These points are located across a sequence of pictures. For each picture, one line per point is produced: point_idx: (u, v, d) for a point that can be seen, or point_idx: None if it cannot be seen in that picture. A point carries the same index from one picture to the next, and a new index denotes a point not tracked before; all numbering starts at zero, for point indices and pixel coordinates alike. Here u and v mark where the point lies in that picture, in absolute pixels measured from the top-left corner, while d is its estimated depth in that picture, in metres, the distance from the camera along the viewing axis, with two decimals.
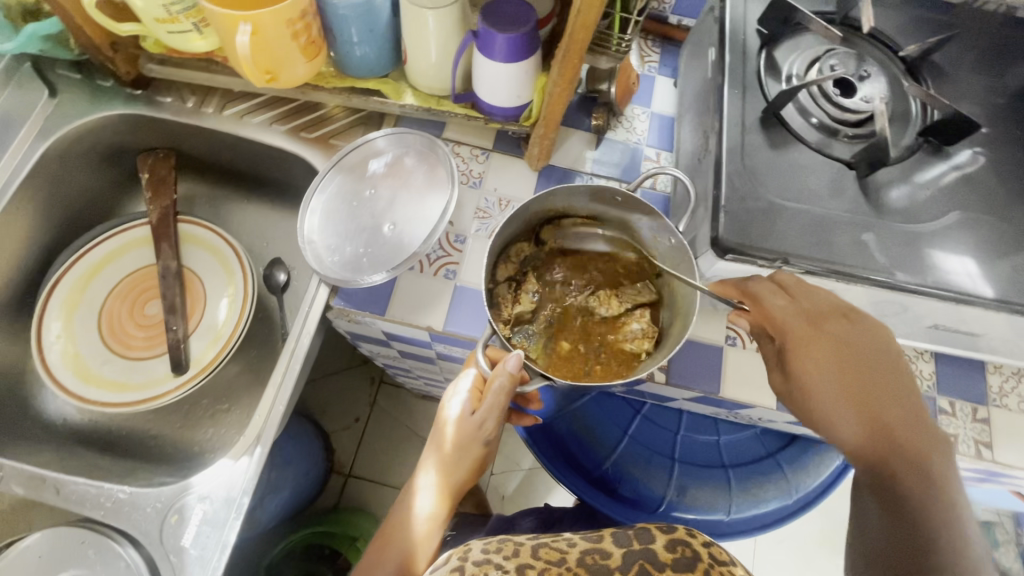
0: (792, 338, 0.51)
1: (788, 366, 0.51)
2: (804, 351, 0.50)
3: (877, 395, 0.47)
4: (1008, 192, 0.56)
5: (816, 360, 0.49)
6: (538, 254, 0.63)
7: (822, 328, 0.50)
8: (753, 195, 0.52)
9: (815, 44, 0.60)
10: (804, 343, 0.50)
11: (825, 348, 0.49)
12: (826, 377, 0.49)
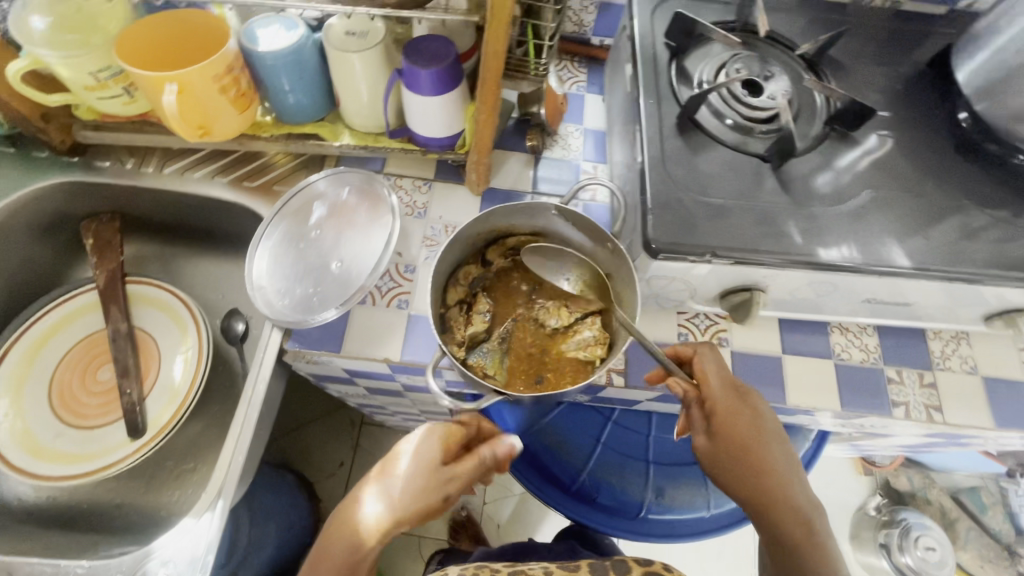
0: (722, 413, 0.53)
1: (710, 448, 0.54)
2: (727, 438, 0.53)
3: (787, 489, 0.50)
4: (911, 168, 0.60)
5: (735, 449, 0.52)
6: (487, 273, 0.65)
7: (742, 410, 0.53)
8: (676, 197, 0.55)
9: (722, 52, 0.64)
10: (729, 412, 0.53)
11: (749, 437, 0.52)
12: (748, 467, 0.52)
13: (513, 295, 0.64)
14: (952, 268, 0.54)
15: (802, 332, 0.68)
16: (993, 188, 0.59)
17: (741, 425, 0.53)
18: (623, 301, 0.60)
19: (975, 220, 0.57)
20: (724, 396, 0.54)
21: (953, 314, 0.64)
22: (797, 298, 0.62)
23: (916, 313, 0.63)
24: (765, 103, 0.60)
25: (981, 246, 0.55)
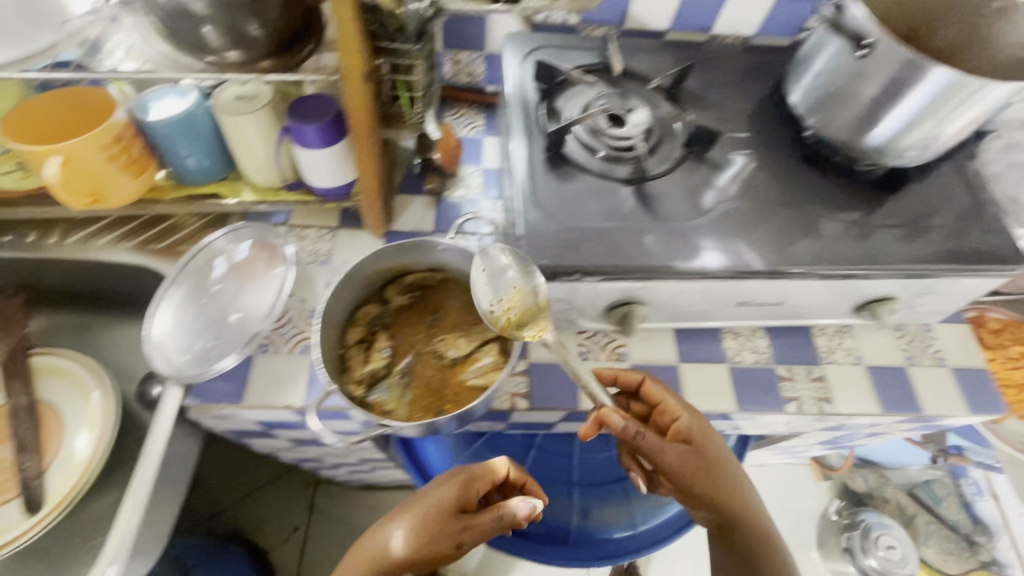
0: (700, 442, 0.57)
1: (689, 476, 0.55)
2: (703, 468, 0.56)
3: (755, 506, 0.57)
4: (761, 180, 0.66)
5: (715, 479, 0.56)
6: (387, 311, 0.67)
7: (710, 438, 0.58)
8: (546, 226, 0.59)
9: (589, 89, 0.69)
10: (708, 435, 0.58)
11: (727, 467, 0.57)
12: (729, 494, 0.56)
13: (414, 330, 0.66)
14: (800, 267, 0.59)
15: (697, 340, 0.72)
16: (837, 192, 0.66)
17: (716, 454, 0.57)
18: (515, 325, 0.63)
19: (821, 223, 0.63)
20: (697, 422, 0.59)
21: (824, 310, 0.69)
22: (679, 308, 0.66)
23: (793, 312, 0.68)
24: (627, 134, 0.66)
25: (827, 245, 0.61)
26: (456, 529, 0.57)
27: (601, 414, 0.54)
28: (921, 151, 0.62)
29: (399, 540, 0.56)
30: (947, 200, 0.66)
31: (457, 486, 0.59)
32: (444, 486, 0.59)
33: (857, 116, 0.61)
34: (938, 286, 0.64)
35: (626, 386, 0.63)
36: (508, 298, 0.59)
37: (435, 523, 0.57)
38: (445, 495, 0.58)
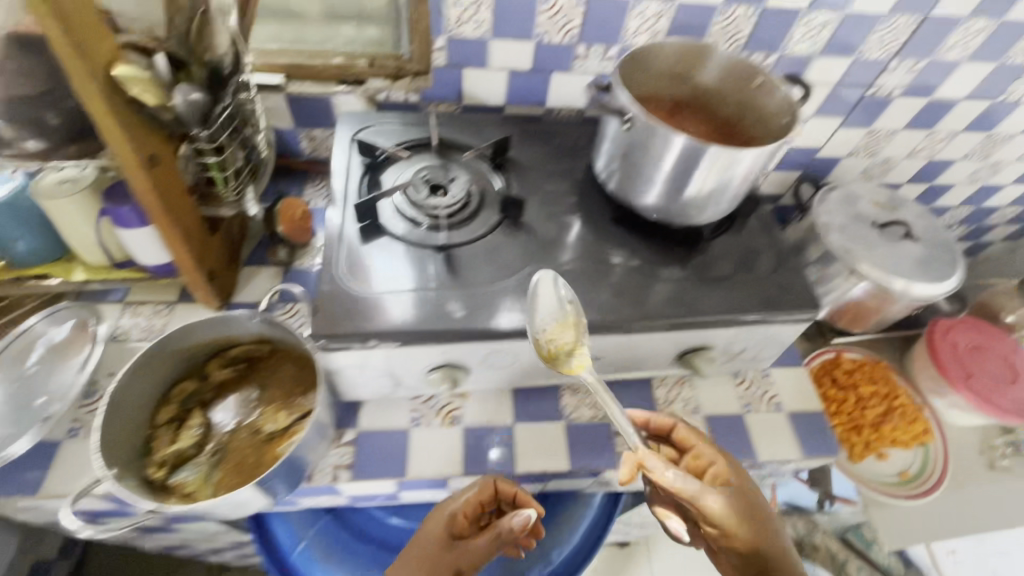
0: (738, 480, 0.60)
1: (731, 519, 0.57)
2: (750, 510, 0.58)
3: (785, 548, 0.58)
4: (569, 241, 0.70)
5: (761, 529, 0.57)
6: (206, 387, 0.66)
7: (744, 482, 0.60)
8: (346, 293, 0.59)
9: (412, 162, 0.73)
10: (742, 475, 0.61)
11: (750, 500, 0.59)
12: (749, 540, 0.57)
13: (234, 405, 0.66)
14: (593, 325, 0.62)
15: (534, 398, 0.73)
16: (645, 250, 0.70)
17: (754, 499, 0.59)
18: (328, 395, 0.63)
19: (626, 280, 0.66)
20: (726, 463, 0.61)
21: (648, 362, 0.71)
22: (501, 370, 0.67)
23: (618, 365, 0.70)
24: (446, 203, 0.69)
25: (627, 302, 0.64)
26: (449, 560, 0.56)
27: (637, 458, 0.59)
28: (707, 208, 0.67)
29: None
30: (748, 253, 0.71)
31: (454, 517, 0.60)
32: (445, 514, 0.60)
33: (643, 182, 0.66)
34: (745, 335, 0.68)
35: (659, 431, 0.66)
36: (551, 330, 0.62)
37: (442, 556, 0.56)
38: (439, 520, 0.60)
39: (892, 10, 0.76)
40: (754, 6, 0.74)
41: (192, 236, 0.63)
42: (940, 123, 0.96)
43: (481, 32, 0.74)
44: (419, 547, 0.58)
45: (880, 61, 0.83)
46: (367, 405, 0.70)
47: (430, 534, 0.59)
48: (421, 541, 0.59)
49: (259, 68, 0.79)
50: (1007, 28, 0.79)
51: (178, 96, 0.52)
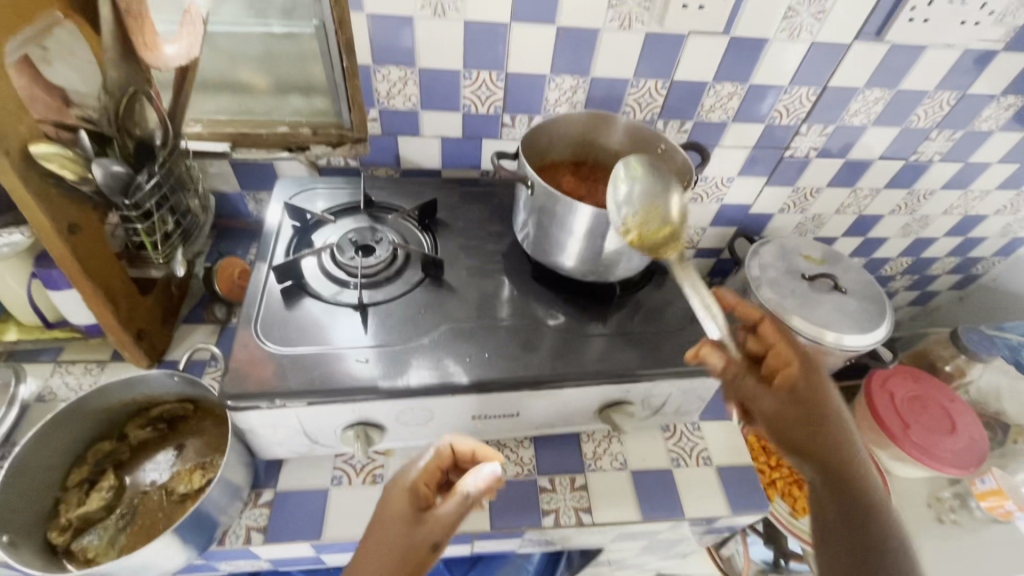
0: (807, 384, 0.61)
1: (786, 423, 0.59)
2: (805, 407, 0.60)
3: (854, 456, 0.56)
4: (488, 299, 0.72)
5: (820, 424, 0.58)
6: (124, 447, 0.66)
7: (814, 381, 0.61)
8: (258, 355, 0.61)
9: (341, 225, 0.77)
10: (790, 378, 0.62)
11: (826, 397, 0.60)
12: (819, 436, 0.57)
13: (151, 466, 0.65)
14: (506, 380, 0.63)
15: None
16: (560, 308, 0.73)
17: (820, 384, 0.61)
18: (241, 454, 0.63)
19: (541, 337, 0.69)
20: (796, 365, 0.62)
21: (571, 416, 0.71)
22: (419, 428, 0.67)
23: (539, 422, 0.71)
24: (369, 263, 0.72)
25: (540, 358, 0.66)
26: (416, 535, 0.49)
27: (699, 351, 0.64)
28: (618, 266, 0.70)
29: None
30: (660, 310, 0.74)
31: (421, 483, 0.53)
32: (405, 487, 0.52)
33: (554, 244, 0.69)
34: (660, 389, 0.69)
35: (745, 319, 0.66)
36: (640, 213, 0.66)
37: (412, 542, 0.49)
38: (403, 496, 0.52)
39: (791, 81, 0.82)
40: (663, 80, 0.80)
41: (119, 299, 0.66)
42: (861, 181, 1.02)
43: (411, 104, 0.80)
44: (398, 527, 0.49)
45: (791, 126, 0.90)
46: (288, 464, 0.69)
47: (400, 514, 0.50)
48: (390, 518, 0.50)
49: (206, 135, 0.84)
50: (902, 95, 0.86)
51: (97, 170, 0.56)
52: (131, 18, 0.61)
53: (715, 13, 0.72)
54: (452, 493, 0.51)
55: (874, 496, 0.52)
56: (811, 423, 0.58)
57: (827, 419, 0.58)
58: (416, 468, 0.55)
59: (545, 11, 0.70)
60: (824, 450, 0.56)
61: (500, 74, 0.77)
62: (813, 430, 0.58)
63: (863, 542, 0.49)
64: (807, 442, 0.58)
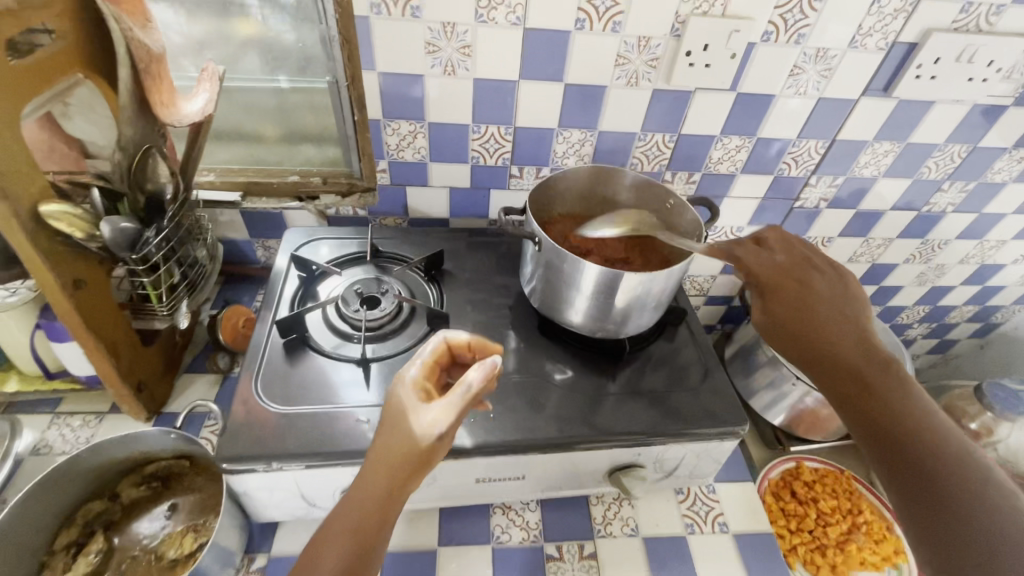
0: (789, 283, 0.57)
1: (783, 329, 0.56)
2: (842, 312, 0.53)
3: (848, 355, 0.50)
4: (494, 355, 0.71)
5: (855, 328, 0.52)
6: (116, 508, 0.64)
7: (802, 286, 0.56)
8: (256, 413, 0.59)
9: (347, 275, 0.76)
10: (777, 288, 0.58)
11: (813, 298, 0.55)
12: (854, 341, 0.51)
13: (142, 528, 0.63)
14: (511, 443, 0.61)
15: (462, 519, 0.70)
16: (569, 363, 0.71)
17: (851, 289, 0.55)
18: (236, 517, 0.60)
19: (547, 395, 0.67)
20: (775, 273, 0.59)
21: (579, 478, 0.68)
22: (421, 490, 0.64)
23: (546, 484, 0.68)
24: (374, 315, 0.70)
25: (546, 419, 0.64)
26: (415, 432, 0.46)
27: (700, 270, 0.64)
28: (628, 320, 0.68)
29: (345, 510, 0.45)
30: (671, 366, 0.73)
31: (418, 384, 0.50)
32: (398, 388, 0.50)
33: (562, 299, 0.68)
34: (672, 451, 0.66)
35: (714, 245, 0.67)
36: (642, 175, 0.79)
37: (403, 438, 0.46)
38: (394, 397, 0.50)
39: (799, 134, 0.82)
40: (670, 133, 0.80)
41: (121, 351, 0.65)
42: (873, 230, 1.00)
43: (420, 156, 0.80)
44: (387, 428, 0.48)
45: (800, 177, 0.89)
46: (284, 527, 0.66)
47: (393, 414, 0.48)
48: (387, 419, 0.48)
49: (219, 184, 0.84)
50: (912, 148, 0.86)
51: (106, 227, 0.56)
52: (149, 79, 0.62)
53: (722, 70, 0.72)
54: (449, 390, 0.47)
55: (902, 408, 0.46)
56: (850, 327, 0.53)
57: (862, 322, 0.53)
58: (409, 370, 0.52)
59: (554, 68, 0.71)
60: (863, 353, 0.50)
61: (509, 128, 0.77)
62: (847, 336, 0.52)
63: (929, 449, 0.44)
64: (847, 346, 0.51)
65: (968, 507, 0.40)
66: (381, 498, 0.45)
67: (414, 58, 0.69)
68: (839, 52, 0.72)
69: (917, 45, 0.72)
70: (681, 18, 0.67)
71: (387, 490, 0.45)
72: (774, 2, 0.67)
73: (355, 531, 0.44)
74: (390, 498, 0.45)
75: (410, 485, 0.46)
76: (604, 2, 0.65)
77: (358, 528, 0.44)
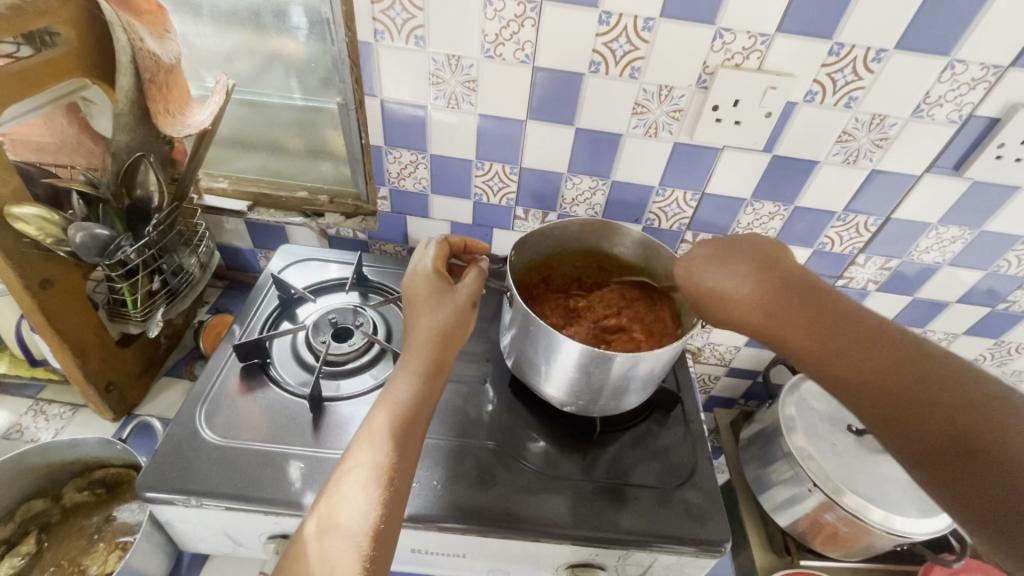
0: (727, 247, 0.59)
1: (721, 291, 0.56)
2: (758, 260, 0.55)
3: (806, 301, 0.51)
4: (457, 413, 0.67)
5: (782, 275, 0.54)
6: (54, 509, 0.63)
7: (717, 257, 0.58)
8: (191, 439, 0.57)
9: (326, 302, 0.74)
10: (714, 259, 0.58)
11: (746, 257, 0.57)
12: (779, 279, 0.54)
13: (73, 536, 0.61)
14: (446, 519, 0.56)
15: None
16: (532, 434, 0.66)
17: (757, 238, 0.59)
18: (160, 543, 0.58)
19: (500, 471, 0.61)
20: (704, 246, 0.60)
21: (532, 567, 0.61)
22: None
23: (491, 565, 0.61)
24: (340, 349, 0.67)
25: (491, 497, 0.58)
26: (449, 300, 0.56)
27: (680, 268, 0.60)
28: (604, 400, 0.61)
29: (404, 364, 0.53)
30: (645, 457, 0.65)
31: (439, 267, 0.59)
32: (421, 271, 0.58)
33: (533, 362, 0.62)
34: (636, 556, 0.58)
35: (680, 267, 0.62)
36: None
37: (450, 306, 0.56)
38: (423, 278, 0.58)
39: (846, 208, 0.72)
40: (692, 191, 0.72)
41: (90, 352, 0.65)
42: (932, 323, 0.86)
43: (421, 186, 0.77)
44: (439, 300, 0.56)
45: (844, 254, 0.78)
46: (214, 559, 0.63)
47: (437, 294, 0.56)
48: (418, 293, 0.57)
49: (229, 193, 0.85)
50: (986, 238, 0.73)
51: (74, 233, 0.56)
52: (155, 87, 0.63)
53: (754, 129, 0.64)
54: (467, 272, 0.59)
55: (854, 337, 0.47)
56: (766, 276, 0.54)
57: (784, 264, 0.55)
58: (424, 258, 0.60)
59: (564, 112, 0.66)
60: (792, 301, 0.52)
61: (514, 168, 0.73)
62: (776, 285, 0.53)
63: (916, 387, 0.42)
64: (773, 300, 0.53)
65: (980, 435, 0.38)
66: (441, 338, 0.54)
67: (417, 87, 0.66)
68: (900, 121, 0.62)
69: (999, 121, 0.60)
70: (709, 69, 0.60)
71: (445, 336, 0.55)
72: (821, 60, 0.58)
73: (427, 362, 0.53)
74: (447, 345, 0.55)
75: (458, 340, 0.56)
76: (621, 45, 0.59)
77: (423, 368, 0.52)
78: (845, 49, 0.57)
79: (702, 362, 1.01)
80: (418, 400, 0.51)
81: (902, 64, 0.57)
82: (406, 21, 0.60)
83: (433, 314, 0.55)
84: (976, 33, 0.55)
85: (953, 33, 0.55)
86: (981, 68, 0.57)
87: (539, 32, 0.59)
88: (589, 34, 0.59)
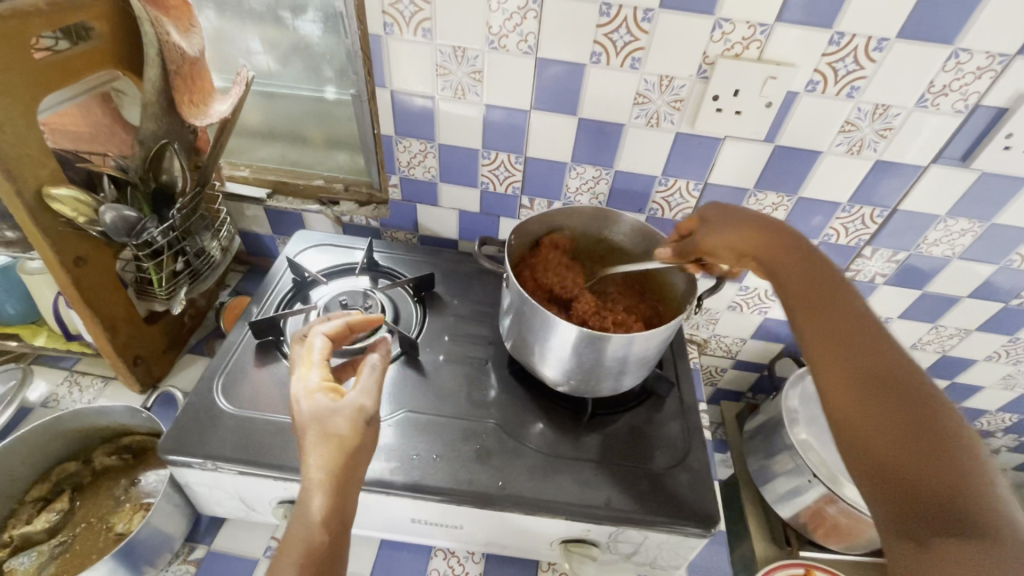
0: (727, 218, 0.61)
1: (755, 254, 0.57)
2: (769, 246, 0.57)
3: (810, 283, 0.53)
4: (458, 394, 0.69)
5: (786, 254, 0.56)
6: (84, 471, 0.68)
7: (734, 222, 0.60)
8: (208, 409, 0.61)
9: (337, 284, 0.78)
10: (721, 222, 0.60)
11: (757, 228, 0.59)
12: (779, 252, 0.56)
13: (101, 496, 0.66)
14: (446, 491, 0.58)
15: (401, 554, 0.67)
16: (531, 414, 0.68)
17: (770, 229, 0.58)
18: (179, 505, 0.62)
19: (499, 449, 0.63)
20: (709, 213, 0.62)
21: (527, 541, 0.63)
22: (357, 516, 0.63)
23: (488, 537, 0.64)
24: None
25: (487, 471, 0.61)
26: (341, 418, 0.47)
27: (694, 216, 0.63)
28: (597, 381, 0.63)
29: (304, 498, 0.44)
30: (645, 440, 0.67)
31: (327, 382, 0.51)
32: (303, 393, 0.49)
33: (530, 343, 0.64)
34: (628, 534, 0.60)
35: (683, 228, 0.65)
36: None
37: (340, 429, 0.46)
38: (304, 401, 0.49)
39: (851, 199, 0.72)
40: (695, 181, 0.73)
41: (119, 326, 0.70)
42: (944, 318, 0.85)
43: (430, 175, 0.80)
44: (321, 428, 0.46)
45: (851, 246, 0.78)
46: (230, 523, 0.67)
47: (322, 414, 0.47)
48: (302, 421, 0.48)
49: (251, 181, 0.89)
50: (998, 231, 0.72)
51: (106, 213, 0.60)
52: (180, 80, 0.66)
53: (755, 119, 0.65)
54: (359, 374, 0.51)
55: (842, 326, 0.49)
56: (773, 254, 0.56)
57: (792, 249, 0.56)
58: (307, 376, 0.51)
59: (566, 103, 0.68)
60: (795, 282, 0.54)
61: (519, 157, 0.75)
62: (771, 254, 0.56)
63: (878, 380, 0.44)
64: (765, 267, 0.57)
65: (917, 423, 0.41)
66: (335, 463, 0.45)
67: (424, 78, 0.68)
68: (904, 111, 0.62)
69: (1008, 111, 0.60)
70: (709, 59, 0.61)
71: (344, 463, 0.45)
72: (822, 49, 0.58)
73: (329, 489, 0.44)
74: (348, 470, 0.46)
75: (360, 464, 0.46)
76: (622, 36, 0.60)
77: (322, 505, 0.43)
78: (845, 39, 0.57)
79: (708, 353, 1.01)
80: (323, 545, 0.42)
81: (904, 54, 0.57)
82: (414, 15, 0.63)
83: (316, 445, 0.46)
84: (979, 22, 0.54)
85: (954, 23, 0.55)
86: (987, 57, 0.56)
87: (541, 24, 0.61)
88: (591, 25, 0.60)
